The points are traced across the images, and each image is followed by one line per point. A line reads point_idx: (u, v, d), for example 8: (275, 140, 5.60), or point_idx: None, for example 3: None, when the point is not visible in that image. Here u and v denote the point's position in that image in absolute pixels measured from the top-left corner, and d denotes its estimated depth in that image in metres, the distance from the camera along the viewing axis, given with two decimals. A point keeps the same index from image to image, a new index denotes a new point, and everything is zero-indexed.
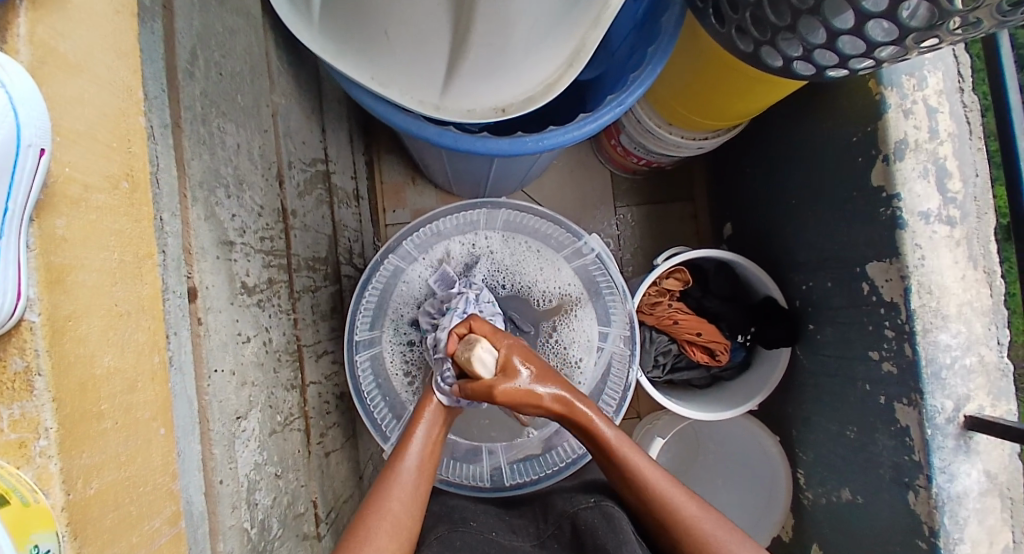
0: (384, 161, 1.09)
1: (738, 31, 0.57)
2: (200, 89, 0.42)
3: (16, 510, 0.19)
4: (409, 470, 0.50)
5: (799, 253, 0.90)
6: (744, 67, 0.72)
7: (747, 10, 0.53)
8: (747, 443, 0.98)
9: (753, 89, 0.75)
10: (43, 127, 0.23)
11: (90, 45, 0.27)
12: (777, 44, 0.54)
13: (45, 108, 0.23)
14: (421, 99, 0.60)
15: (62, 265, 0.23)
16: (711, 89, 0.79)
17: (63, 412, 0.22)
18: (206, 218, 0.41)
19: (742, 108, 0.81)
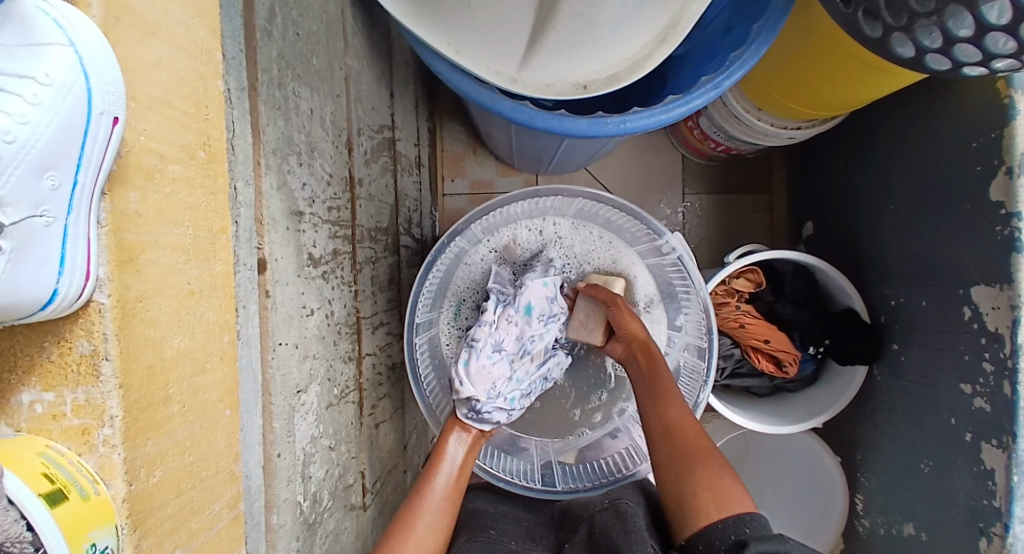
0: (447, 128, 1.07)
1: (867, 14, 0.49)
2: (278, 50, 0.40)
3: (75, 505, 0.19)
4: (439, 490, 0.51)
5: (893, 264, 0.82)
6: (863, 52, 0.63)
7: None
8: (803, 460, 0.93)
9: (869, 78, 0.66)
10: (119, 96, 0.21)
11: (171, 2, 0.25)
12: (912, 30, 0.46)
13: (120, 77, 0.21)
14: (499, 71, 0.56)
15: (133, 243, 0.22)
16: (819, 73, 0.70)
17: (128, 400, 0.21)
18: (278, 187, 0.40)
19: (850, 97, 0.72)
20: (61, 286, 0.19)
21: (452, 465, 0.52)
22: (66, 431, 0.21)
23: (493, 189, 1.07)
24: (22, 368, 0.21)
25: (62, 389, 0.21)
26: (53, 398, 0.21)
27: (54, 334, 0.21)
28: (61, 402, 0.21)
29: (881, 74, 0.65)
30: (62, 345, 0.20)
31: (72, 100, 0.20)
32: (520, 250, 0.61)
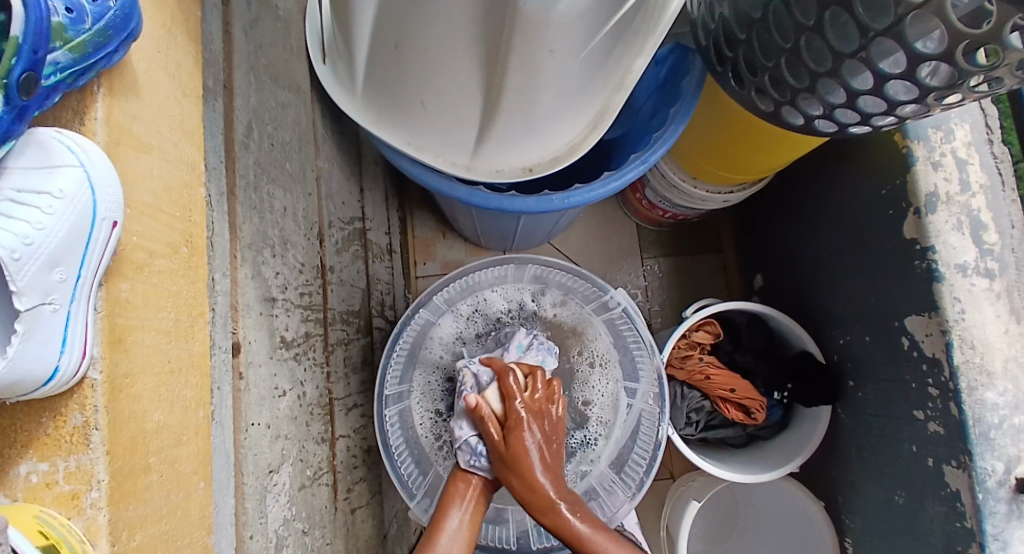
0: (416, 216, 1.14)
1: (758, 92, 0.59)
2: (254, 158, 0.46)
3: None
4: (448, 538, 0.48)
5: (835, 306, 0.88)
6: (764, 125, 0.74)
7: (765, 74, 0.55)
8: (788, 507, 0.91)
9: (776, 146, 0.76)
10: (116, 201, 0.25)
11: (161, 127, 0.31)
12: (797, 103, 0.55)
13: (119, 187, 0.25)
14: (453, 161, 0.63)
15: (124, 326, 0.26)
16: (734, 145, 0.81)
17: (114, 466, 0.24)
18: (253, 276, 0.44)
19: (767, 162, 0.82)
20: (62, 363, 0.22)
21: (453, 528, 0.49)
22: (57, 497, 0.23)
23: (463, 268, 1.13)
24: (19, 443, 0.24)
25: (55, 458, 0.23)
26: (46, 468, 0.24)
27: (49, 410, 0.24)
28: (54, 471, 0.23)
29: (784, 142, 0.75)
30: (56, 420, 0.24)
31: (77, 210, 0.24)
32: (483, 317, 0.63)
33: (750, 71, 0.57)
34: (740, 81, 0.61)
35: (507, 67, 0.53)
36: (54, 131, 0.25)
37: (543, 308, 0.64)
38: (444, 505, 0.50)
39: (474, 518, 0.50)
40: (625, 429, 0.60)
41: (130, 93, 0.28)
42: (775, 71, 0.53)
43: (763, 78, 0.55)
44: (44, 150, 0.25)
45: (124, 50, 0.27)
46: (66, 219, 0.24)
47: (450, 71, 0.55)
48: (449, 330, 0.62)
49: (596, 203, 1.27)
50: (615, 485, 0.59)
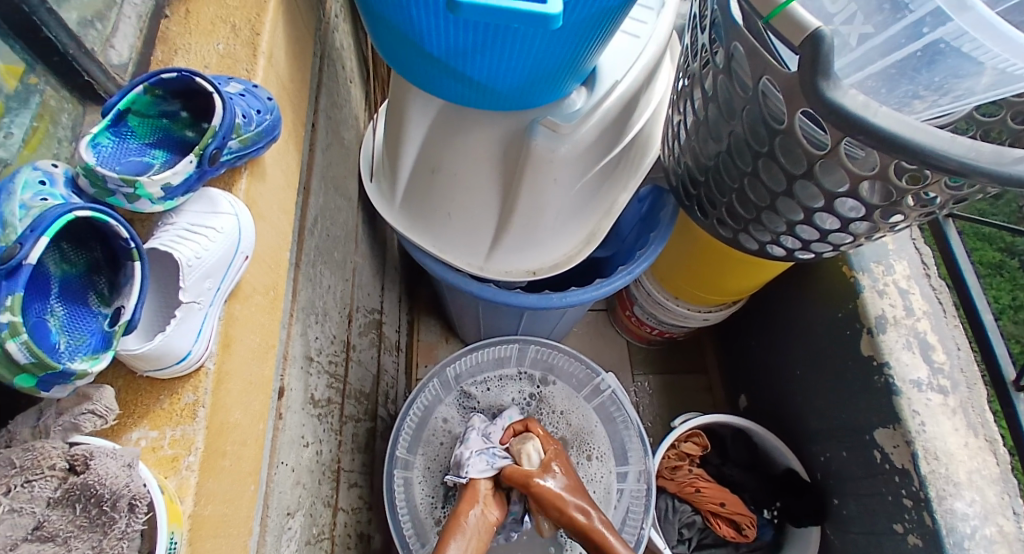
0: (423, 320, 1.24)
1: (719, 222, 0.73)
2: (315, 243, 0.57)
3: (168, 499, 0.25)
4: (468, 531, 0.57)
5: (812, 420, 0.93)
6: (731, 252, 0.88)
7: (723, 208, 0.70)
8: None
9: (743, 269, 0.89)
10: (249, 242, 0.35)
11: (273, 204, 0.42)
12: (750, 232, 0.69)
13: (253, 237, 0.36)
14: (469, 261, 0.75)
15: (229, 336, 0.34)
16: (707, 269, 0.95)
17: (207, 439, 0.30)
18: (301, 334, 0.52)
19: (736, 285, 0.95)
20: (193, 349, 0.30)
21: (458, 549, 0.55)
22: (159, 459, 0.28)
23: None
24: (136, 414, 0.30)
25: (165, 427, 0.29)
26: (155, 435, 0.29)
27: (167, 390, 0.30)
28: (161, 438, 0.29)
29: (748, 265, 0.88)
30: (173, 397, 0.30)
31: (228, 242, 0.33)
32: (487, 392, 0.69)
33: (712, 203, 0.72)
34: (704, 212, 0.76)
35: (518, 191, 0.68)
36: (231, 202, 0.36)
37: (542, 389, 0.69)
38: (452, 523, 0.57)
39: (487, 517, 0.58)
40: (615, 516, 0.62)
41: (259, 178, 0.40)
42: (731, 204, 0.68)
43: (724, 209, 0.70)
44: (211, 203, 0.35)
45: (265, 147, 0.39)
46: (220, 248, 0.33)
47: (474, 192, 0.70)
48: (454, 405, 0.67)
49: (589, 319, 1.38)
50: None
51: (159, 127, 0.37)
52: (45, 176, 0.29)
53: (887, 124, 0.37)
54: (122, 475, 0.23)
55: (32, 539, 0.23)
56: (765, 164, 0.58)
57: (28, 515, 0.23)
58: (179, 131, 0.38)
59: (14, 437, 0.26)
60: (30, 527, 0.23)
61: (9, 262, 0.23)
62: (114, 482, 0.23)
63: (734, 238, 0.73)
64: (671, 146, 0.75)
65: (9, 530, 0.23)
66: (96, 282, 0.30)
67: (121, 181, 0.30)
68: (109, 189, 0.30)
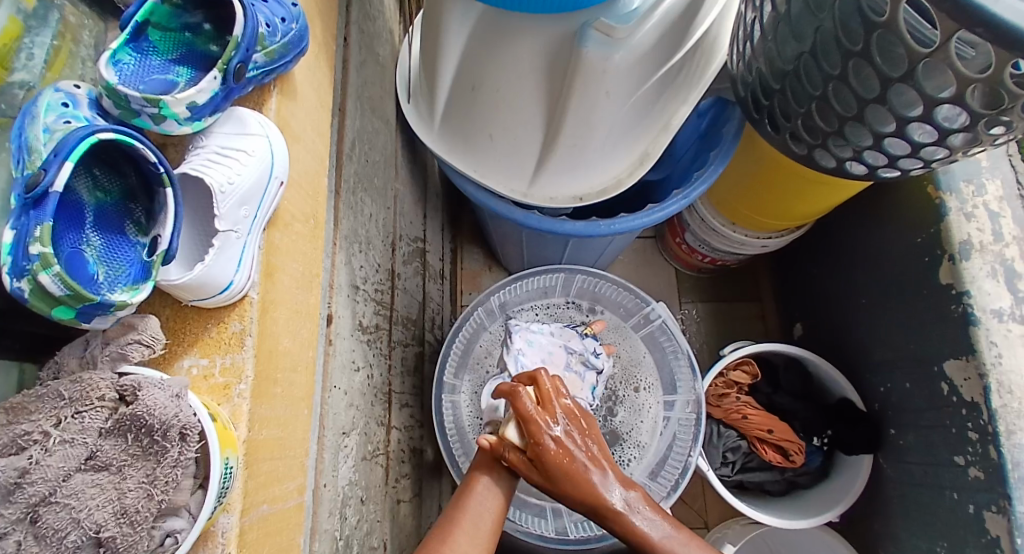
0: (467, 249, 1.23)
1: (793, 137, 0.65)
2: (354, 168, 0.55)
3: (219, 427, 0.26)
4: (476, 511, 0.50)
5: (874, 352, 0.88)
6: (801, 170, 0.79)
7: (798, 120, 0.62)
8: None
9: (813, 190, 0.81)
10: (284, 167, 0.34)
11: (307, 126, 0.40)
12: (829, 147, 0.61)
13: (287, 163, 0.34)
14: (512, 187, 0.71)
15: (271, 265, 0.33)
16: (769, 191, 0.87)
17: (257, 367, 0.30)
18: (346, 262, 0.52)
19: (802, 209, 0.87)
20: (235, 279, 0.29)
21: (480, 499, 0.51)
22: (212, 386, 0.29)
23: None
24: (187, 342, 0.30)
25: (216, 355, 0.30)
26: (206, 363, 0.30)
27: (215, 318, 0.30)
28: (212, 366, 0.30)
29: (820, 185, 0.79)
30: (220, 325, 0.30)
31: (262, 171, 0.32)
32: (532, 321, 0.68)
33: (785, 116, 0.63)
34: (775, 126, 0.67)
35: (565, 108, 0.62)
36: (260, 122, 0.34)
37: (589, 318, 0.68)
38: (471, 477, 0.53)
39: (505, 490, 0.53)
40: (660, 443, 0.62)
41: (289, 97, 0.37)
42: (808, 116, 0.60)
43: (799, 122, 0.62)
44: (242, 124, 0.33)
45: (295, 61, 0.36)
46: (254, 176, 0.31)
47: (516, 110, 0.64)
48: (500, 332, 0.67)
49: (637, 247, 1.32)
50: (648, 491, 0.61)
51: (182, 41, 0.34)
52: (69, 98, 0.28)
53: (1014, 18, 0.34)
54: (171, 405, 0.24)
55: (87, 468, 0.23)
56: (856, 66, 0.50)
57: (80, 446, 0.24)
58: (203, 45, 0.35)
59: (62, 368, 0.27)
60: (82, 458, 0.23)
61: (36, 189, 0.22)
62: (164, 412, 0.24)
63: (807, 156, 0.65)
64: (741, 49, 0.65)
65: (61, 462, 0.23)
66: (132, 210, 0.29)
67: (144, 100, 0.28)
68: (134, 109, 0.29)
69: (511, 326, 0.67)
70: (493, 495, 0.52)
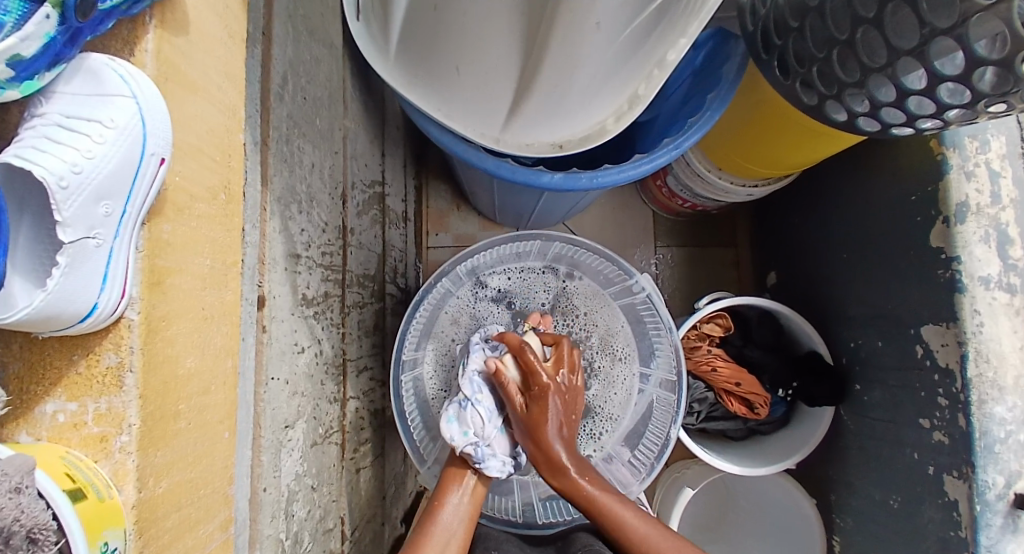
0: (432, 187, 1.13)
1: (803, 85, 0.56)
2: (287, 111, 0.45)
3: (92, 504, 0.21)
4: (445, 530, 0.50)
5: (850, 309, 0.88)
6: (802, 118, 0.72)
7: (813, 65, 0.53)
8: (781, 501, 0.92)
9: (813, 141, 0.74)
10: (164, 140, 0.25)
11: (208, 69, 0.29)
12: (843, 98, 0.52)
13: (167, 124, 0.24)
14: (482, 131, 0.61)
15: (163, 268, 0.25)
16: (765, 140, 0.80)
17: (145, 411, 0.23)
18: (280, 230, 0.44)
19: (795, 159, 0.81)
20: (100, 300, 0.21)
21: (452, 513, 0.50)
22: (85, 438, 0.23)
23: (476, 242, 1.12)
24: (49, 380, 0.24)
25: (86, 398, 0.23)
26: (76, 408, 0.23)
27: (83, 348, 0.23)
28: (83, 412, 0.23)
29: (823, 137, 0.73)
30: (89, 358, 0.23)
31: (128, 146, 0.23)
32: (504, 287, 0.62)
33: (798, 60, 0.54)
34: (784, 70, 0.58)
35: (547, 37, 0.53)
36: (113, 64, 0.24)
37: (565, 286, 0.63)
38: (442, 489, 0.52)
39: (473, 504, 0.52)
40: (635, 416, 0.60)
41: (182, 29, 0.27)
42: (825, 63, 0.51)
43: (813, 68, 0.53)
44: (96, 78, 0.24)
45: None
46: (105, 161, 0.23)
47: (489, 40, 0.54)
48: (468, 297, 0.62)
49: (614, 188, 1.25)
50: (623, 467, 0.60)
51: None
52: None
53: None
54: (7, 505, 0.19)
55: None
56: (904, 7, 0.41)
57: None
58: None
59: None
60: None
61: None
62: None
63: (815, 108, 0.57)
64: None
65: None
66: None
67: None
68: None
69: (480, 290, 0.61)
70: (463, 507, 0.51)
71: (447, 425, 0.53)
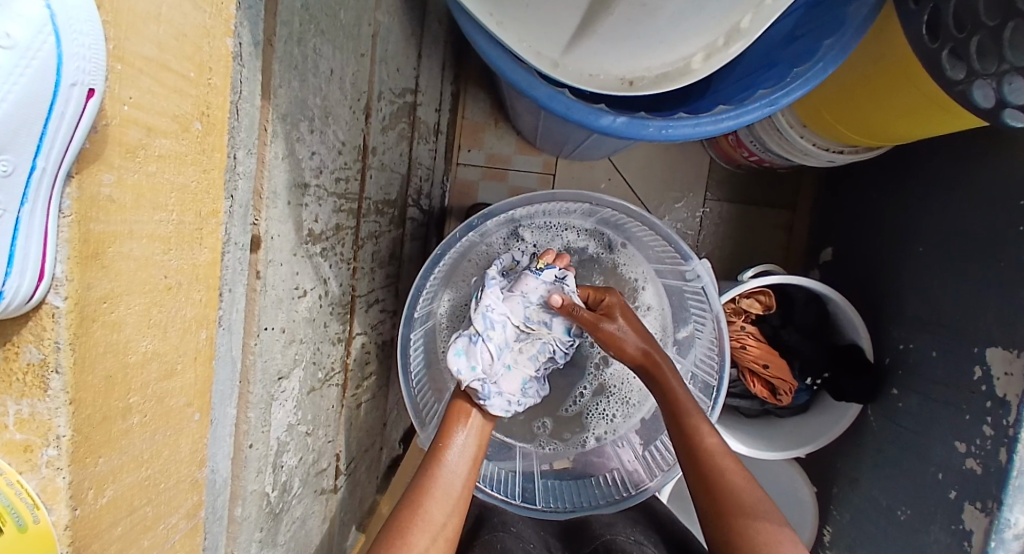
0: (470, 95, 1.01)
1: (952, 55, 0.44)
2: (303, 2, 0.35)
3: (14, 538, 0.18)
4: (451, 474, 0.48)
5: (904, 306, 0.78)
6: (925, 82, 0.57)
7: (976, 33, 0.41)
8: (783, 478, 0.92)
9: (931, 114, 0.60)
10: (98, 62, 0.17)
11: None
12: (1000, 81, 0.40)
13: (102, 38, 0.17)
14: (539, 51, 0.50)
15: (101, 235, 0.19)
16: (872, 105, 0.65)
17: (78, 412, 0.19)
18: (285, 156, 0.36)
19: (899, 132, 0.67)
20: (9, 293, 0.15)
21: (459, 454, 0.49)
22: (6, 445, 0.18)
23: (510, 166, 1.02)
24: None
25: (5, 398, 0.18)
26: None
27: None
28: (3, 413, 0.18)
29: (944, 110, 0.58)
30: (8, 349, 0.18)
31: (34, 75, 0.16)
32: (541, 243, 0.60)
33: (958, 22, 0.42)
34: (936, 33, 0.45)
35: None
36: None
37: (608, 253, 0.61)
38: (448, 431, 0.49)
39: (478, 442, 0.50)
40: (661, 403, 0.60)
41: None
42: (993, 36, 0.40)
43: (975, 38, 0.41)
44: None
45: None
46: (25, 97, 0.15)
47: None
48: (501, 247, 0.59)
49: None
50: (636, 464, 0.60)
51: None
52: None
53: None
54: None
55: None
56: None
57: None
58: None
59: None
60: None
61: None
62: None
63: (958, 86, 0.44)
64: None
65: None
66: None
67: None
68: None
69: (515, 242, 0.59)
70: (469, 450, 0.49)
71: (453, 358, 0.49)
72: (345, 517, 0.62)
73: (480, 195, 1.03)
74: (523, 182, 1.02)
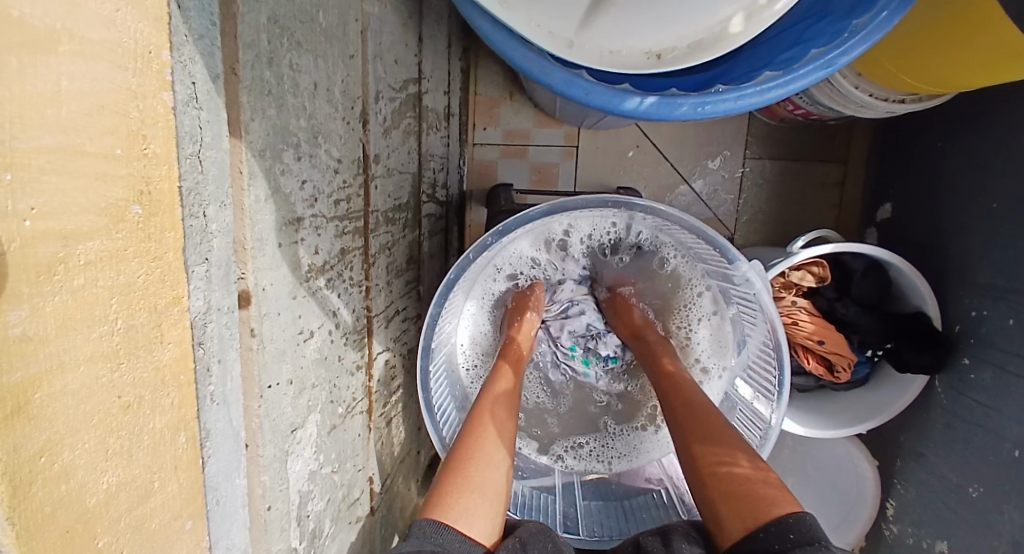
0: (483, 68, 0.93)
1: None
2: (269, 13, 0.30)
3: None
4: (486, 441, 0.44)
5: (972, 266, 0.67)
6: (1001, 24, 0.48)
7: None
8: (830, 452, 0.83)
9: (1013, 60, 0.50)
10: None
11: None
12: None
13: None
14: (552, 30, 0.43)
15: (22, 383, 0.18)
16: (940, 54, 0.55)
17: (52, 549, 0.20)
18: (270, 195, 0.32)
19: (972, 81, 0.56)
20: None
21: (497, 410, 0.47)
22: None
23: (529, 141, 0.95)
24: None
25: None
26: None
27: None
28: None
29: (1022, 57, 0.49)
30: None
31: None
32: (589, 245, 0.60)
33: None
34: None
35: None
36: None
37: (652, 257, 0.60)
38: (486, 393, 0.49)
39: (512, 407, 0.49)
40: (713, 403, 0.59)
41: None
42: None
43: None
44: None
45: None
46: None
47: None
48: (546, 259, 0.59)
49: None
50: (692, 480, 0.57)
51: None
52: None
53: None
54: None
55: None
56: None
57: None
58: None
59: None
60: None
61: None
62: None
63: None
64: None
65: None
66: None
67: None
68: None
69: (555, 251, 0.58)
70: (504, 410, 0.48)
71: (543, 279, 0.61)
72: (385, 533, 0.61)
73: (500, 175, 0.96)
74: (545, 158, 0.95)
